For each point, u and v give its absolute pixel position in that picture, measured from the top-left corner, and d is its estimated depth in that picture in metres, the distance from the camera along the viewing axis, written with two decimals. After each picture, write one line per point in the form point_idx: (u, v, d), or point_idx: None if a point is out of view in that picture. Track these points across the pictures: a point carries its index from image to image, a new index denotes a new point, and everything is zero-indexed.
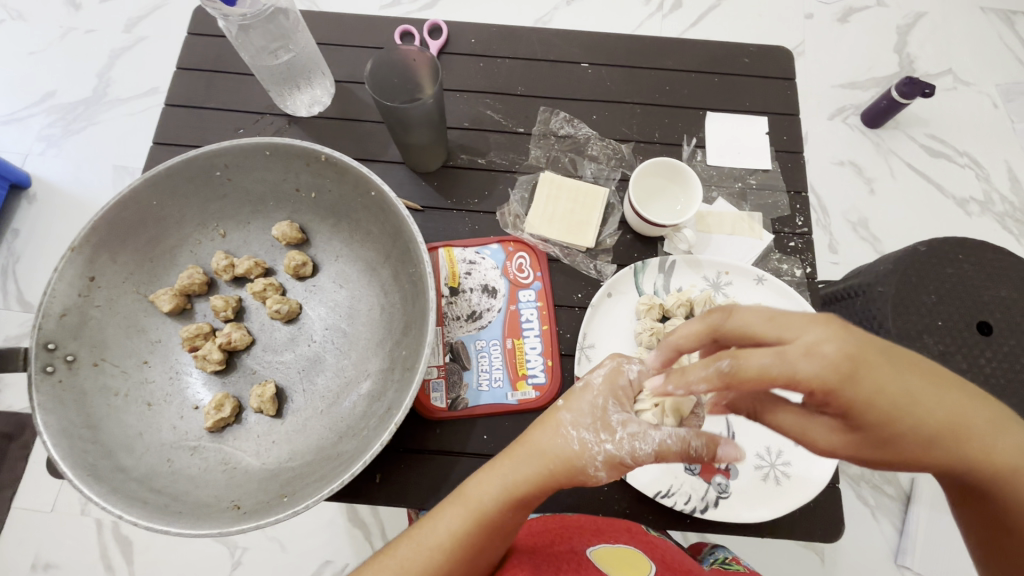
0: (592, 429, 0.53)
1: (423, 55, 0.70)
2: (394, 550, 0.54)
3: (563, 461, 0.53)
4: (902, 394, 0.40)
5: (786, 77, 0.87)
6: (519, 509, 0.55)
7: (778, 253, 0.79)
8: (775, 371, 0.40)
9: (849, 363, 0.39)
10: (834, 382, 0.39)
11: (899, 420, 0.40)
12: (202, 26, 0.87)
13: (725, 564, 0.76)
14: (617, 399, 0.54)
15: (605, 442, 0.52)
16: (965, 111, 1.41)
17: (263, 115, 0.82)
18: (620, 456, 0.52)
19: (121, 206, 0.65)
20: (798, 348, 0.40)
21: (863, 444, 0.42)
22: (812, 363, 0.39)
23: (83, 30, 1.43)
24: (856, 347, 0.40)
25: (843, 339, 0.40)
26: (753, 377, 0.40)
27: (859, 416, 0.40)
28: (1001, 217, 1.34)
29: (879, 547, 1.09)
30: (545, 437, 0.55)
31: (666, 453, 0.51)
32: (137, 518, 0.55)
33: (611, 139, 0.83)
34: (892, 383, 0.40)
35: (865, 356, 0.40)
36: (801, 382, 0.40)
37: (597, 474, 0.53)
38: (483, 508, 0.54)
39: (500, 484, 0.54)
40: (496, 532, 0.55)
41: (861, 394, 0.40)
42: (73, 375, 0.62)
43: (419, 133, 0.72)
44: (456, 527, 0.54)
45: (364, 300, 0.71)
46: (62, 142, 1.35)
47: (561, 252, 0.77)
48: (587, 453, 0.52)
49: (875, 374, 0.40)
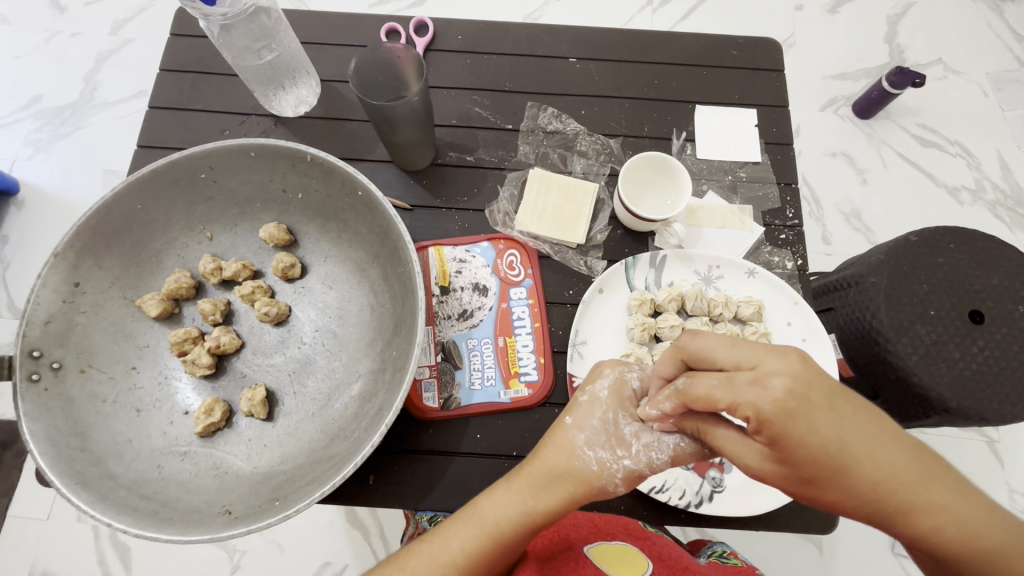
0: (609, 447, 0.54)
1: (408, 52, 0.69)
2: (404, 564, 0.53)
3: (583, 481, 0.54)
4: (832, 439, 0.41)
5: (775, 69, 0.87)
6: (535, 530, 0.54)
7: (769, 245, 0.79)
8: (719, 395, 0.43)
9: (788, 398, 0.40)
10: (770, 412, 0.41)
11: (829, 462, 0.41)
12: (185, 27, 0.86)
13: (724, 557, 0.77)
14: (626, 411, 0.56)
15: (622, 459, 0.54)
16: (956, 100, 1.41)
17: (248, 116, 0.81)
18: (638, 470, 0.54)
19: (104, 210, 0.65)
20: (748, 377, 0.42)
21: (792, 477, 0.43)
22: (754, 392, 0.41)
23: (68, 34, 1.41)
24: (801, 382, 0.41)
25: (791, 372, 0.41)
26: (700, 397, 0.44)
27: (790, 451, 0.42)
28: (993, 205, 1.34)
29: (877, 536, 1.09)
30: (563, 456, 0.55)
31: (682, 456, 0.53)
32: (126, 526, 0.54)
33: (599, 134, 0.83)
34: (826, 427, 0.41)
35: (806, 393, 0.41)
36: (739, 407, 0.42)
37: (615, 488, 0.55)
38: (500, 530, 0.53)
39: (518, 505, 0.54)
40: (509, 549, 0.54)
41: (793, 429, 0.41)
42: (59, 382, 0.61)
43: (406, 131, 0.71)
44: (469, 547, 0.53)
45: (354, 301, 0.70)
46: (50, 147, 1.33)
47: (551, 249, 0.77)
48: (606, 473, 0.54)
49: (812, 414, 0.41)
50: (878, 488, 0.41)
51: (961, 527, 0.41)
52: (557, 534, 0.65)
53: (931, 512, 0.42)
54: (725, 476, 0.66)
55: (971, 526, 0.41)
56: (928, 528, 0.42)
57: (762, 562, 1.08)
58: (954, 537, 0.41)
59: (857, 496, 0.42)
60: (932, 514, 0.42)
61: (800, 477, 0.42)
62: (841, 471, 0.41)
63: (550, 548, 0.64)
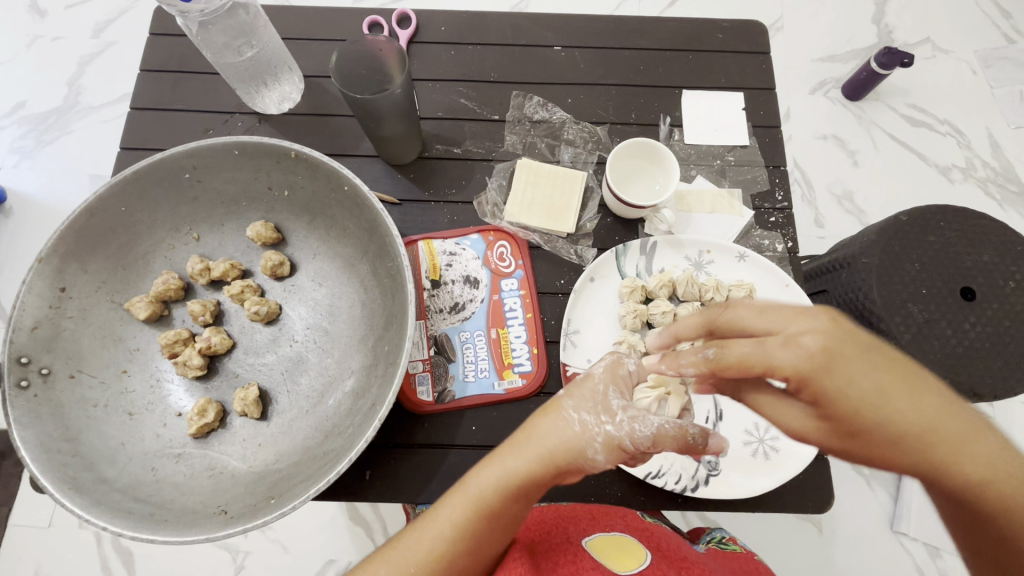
0: (593, 411, 0.54)
1: (391, 44, 0.68)
2: (396, 543, 0.55)
3: (563, 444, 0.53)
4: (870, 387, 0.42)
5: (761, 51, 0.87)
6: (519, 496, 0.53)
7: (759, 229, 0.79)
8: (754, 359, 0.45)
9: (822, 355, 0.43)
10: (808, 370, 0.43)
11: (871, 413, 0.42)
12: (163, 27, 0.84)
13: (722, 544, 0.77)
14: (618, 386, 0.56)
15: (605, 424, 0.53)
16: (944, 79, 1.41)
17: (232, 115, 0.80)
18: (620, 439, 0.52)
19: (88, 213, 0.64)
20: (779, 339, 0.45)
21: (833, 432, 0.44)
22: (789, 351, 0.44)
23: (50, 38, 1.40)
24: (832, 339, 0.43)
25: (820, 329, 0.44)
26: (733, 363, 0.46)
27: (831, 405, 0.43)
28: (984, 182, 1.34)
29: (876, 515, 1.10)
30: (546, 423, 0.55)
31: (663, 438, 0.53)
32: (122, 529, 0.54)
33: (586, 122, 0.83)
34: (863, 378, 0.42)
35: (841, 348, 0.43)
36: (777, 368, 0.44)
37: (596, 457, 0.52)
38: (481, 496, 0.53)
39: (499, 471, 0.54)
40: (495, 521, 0.53)
41: (829, 381, 0.43)
42: (49, 388, 0.61)
43: (392, 125, 0.70)
44: (456, 518, 0.53)
45: (345, 297, 0.70)
46: (34, 154, 1.32)
47: (541, 239, 0.77)
48: (587, 434, 0.53)
49: (849, 365, 0.43)
50: (924, 440, 0.41)
51: (1013, 488, 0.39)
52: (554, 526, 0.63)
53: (980, 468, 0.40)
54: (720, 459, 0.66)
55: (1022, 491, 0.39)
56: (977, 483, 0.40)
57: (762, 545, 1.09)
58: (1007, 495, 0.39)
59: (899, 446, 0.41)
60: (980, 469, 0.40)
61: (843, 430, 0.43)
62: (882, 421, 0.42)
63: (548, 541, 0.61)
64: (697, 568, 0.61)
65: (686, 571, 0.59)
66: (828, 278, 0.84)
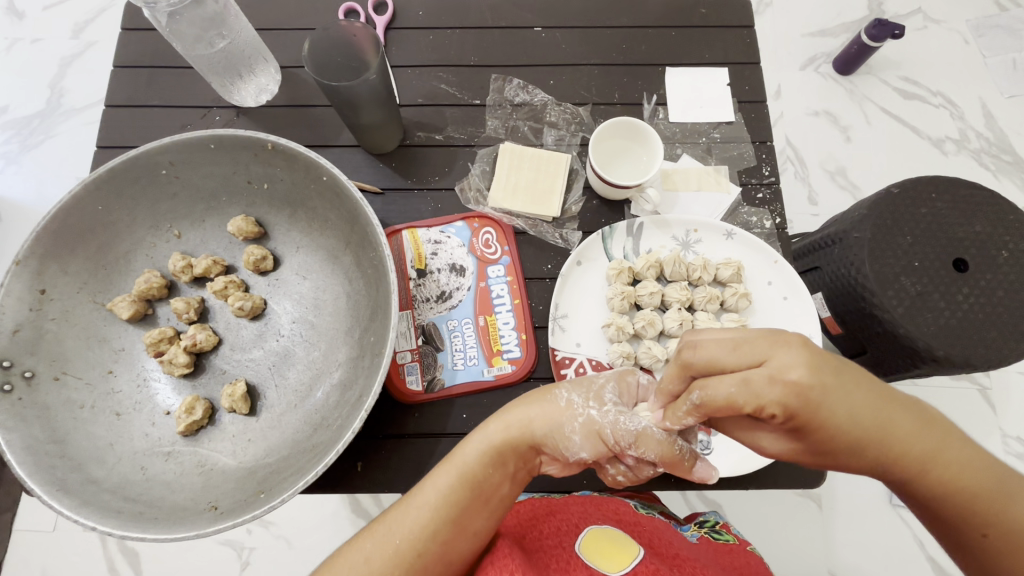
0: (583, 394, 0.56)
1: (365, 30, 0.66)
2: (384, 518, 0.54)
3: (546, 418, 0.55)
4: (847, 415, 0.42)
5: (745, 25, 0.85)
6: (501, 463, 0.55)
7: (746, 206, 0.78)
8: (741, 400, 0.42)
9: (808, 390, 0.41)
10: (794, 406, 0.42)
11: (845, 438, 0.43)
12: (134, 20, 0.83)
13: (715, 531, 0.74)
14: (620, 390, 0.57)
15: (591, 408, 0.55)
16: (937, 50, 1.39)
17: (209, 109, 0.79)
18: (602, 425, 0.54)
19: (64, 213, 0.63)
20: (764, 375, 0.42)
21: (806, 452, 0.45)
22: (774, 390, 0.41)
23: (29, 40, 1.37)
24: (814, 368, 0.41)
25: (801, 362, 0.41)
26: (722, 406, 0.43)
27: (813, 433, 0.43)
28: (978, 153, 1.33)
29: (875, 489, 1.10)
30: (536, 397, 0.57)
31: (646, 440, 0.52)
32: (111, 528, 0.54)
33: (568, 103, 0.81)
34: (843, 408, 0.42)
35: (822, 378, 0.41)
36: (765, 407, 0.42)
37: (572, 437, 0.54)
38: (467, 462, 0.54)
39: (484, 438, 0.55)
40: (480, 488, 0.54)
41: (811, 414, 0.42)
42: (33, 392, 0.60)
43: (370, 112, 0.69)
44: (442, 485, 0.54)
45: (330, 289, 0.69)
46: (20, 158, 1.31)
47: (526, 224, 0.76)
48: (570, 411, 0.54)
49: (828, 397, 0.42)
50: (885, 443, 0.43)
51: (955, 471, 0.44)
52: (546, 523, 0.62)
53: (927, 460, 0.44)
54: (712, 438, 0.67)
55: (965, 471, 0.44)
56: (923, 469, 0.44)
57: (762, 523, 1.10)
58: (952, 477, 0.44)
59: (869, 456, 0.44)
60: (925, 460, 0.44)
61: (816, 451, 0.44)
62: (854, 442, 0.43)
63: (540, 545, 0.60)
64: (691, 565, 0.57)
65: (680, 568, 0.56)
66: (819, 255, 0.84)
